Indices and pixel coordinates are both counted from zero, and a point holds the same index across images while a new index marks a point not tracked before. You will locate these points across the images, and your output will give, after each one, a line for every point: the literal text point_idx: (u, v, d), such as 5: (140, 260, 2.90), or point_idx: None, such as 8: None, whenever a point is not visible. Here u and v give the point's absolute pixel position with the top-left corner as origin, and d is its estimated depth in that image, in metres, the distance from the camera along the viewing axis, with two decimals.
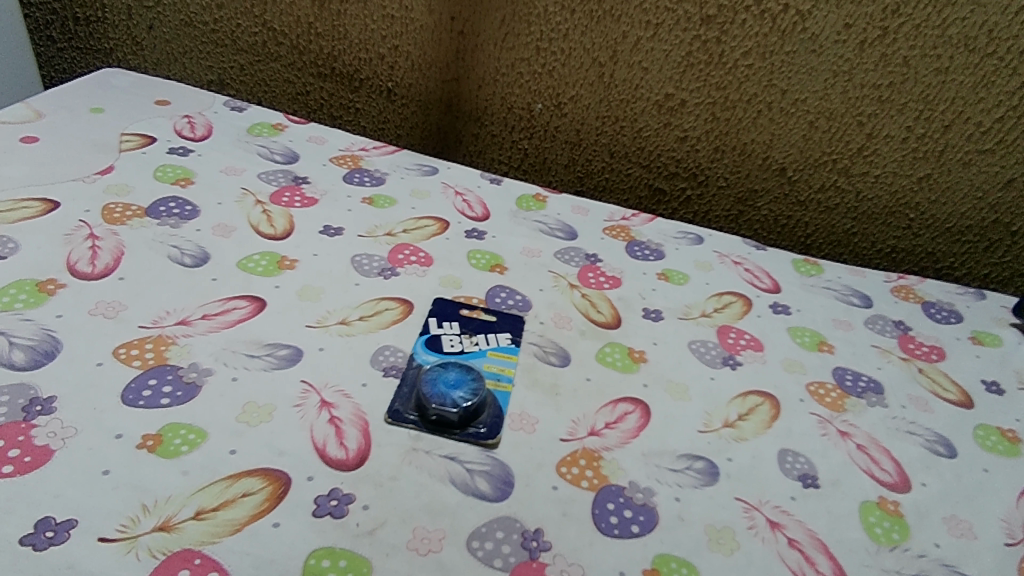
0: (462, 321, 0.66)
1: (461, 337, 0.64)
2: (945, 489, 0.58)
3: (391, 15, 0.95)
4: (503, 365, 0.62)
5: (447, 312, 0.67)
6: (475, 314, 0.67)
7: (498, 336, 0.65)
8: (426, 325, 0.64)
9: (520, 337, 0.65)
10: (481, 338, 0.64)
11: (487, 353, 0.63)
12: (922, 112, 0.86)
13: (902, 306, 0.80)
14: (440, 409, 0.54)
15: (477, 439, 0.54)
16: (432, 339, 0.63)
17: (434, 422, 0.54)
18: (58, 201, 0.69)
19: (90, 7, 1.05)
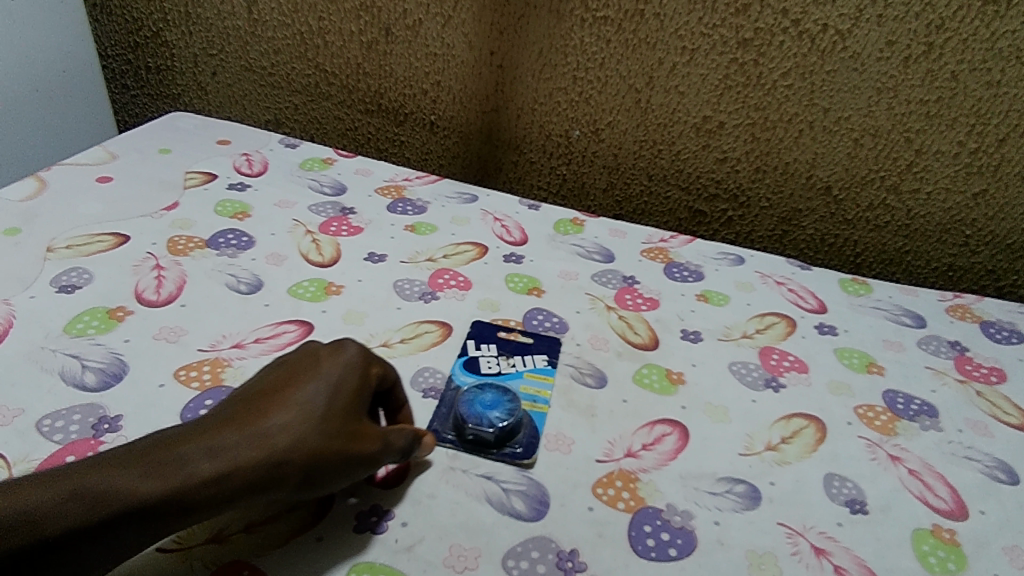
0: (500, 343, 0.67)
1: (499, 359, 0.65)
2: (1007, 518, 0.55)
3: (433, 52, 0.99)
4: (539, 386, 0.62)
5: (484, 334, 0.68)
6: (512, 336, 0.68)
7: (535, 358, 0.66)
8: (464, 346, 0.66)
9: (556, 359, 0.66)
10: (517, 360, 0.65)
11: (524, 374, 0.64)
12: (973, 127, 0.83)
13: (958, 326, 0.76)
14: (477, 428, 0.55)
15: (513, 458, 0.55)
16: (470, 360, 0.65)
17: (471, 441, 0.55)
18: (128, 234, 0.75)
19: (161, 57, 1.14)
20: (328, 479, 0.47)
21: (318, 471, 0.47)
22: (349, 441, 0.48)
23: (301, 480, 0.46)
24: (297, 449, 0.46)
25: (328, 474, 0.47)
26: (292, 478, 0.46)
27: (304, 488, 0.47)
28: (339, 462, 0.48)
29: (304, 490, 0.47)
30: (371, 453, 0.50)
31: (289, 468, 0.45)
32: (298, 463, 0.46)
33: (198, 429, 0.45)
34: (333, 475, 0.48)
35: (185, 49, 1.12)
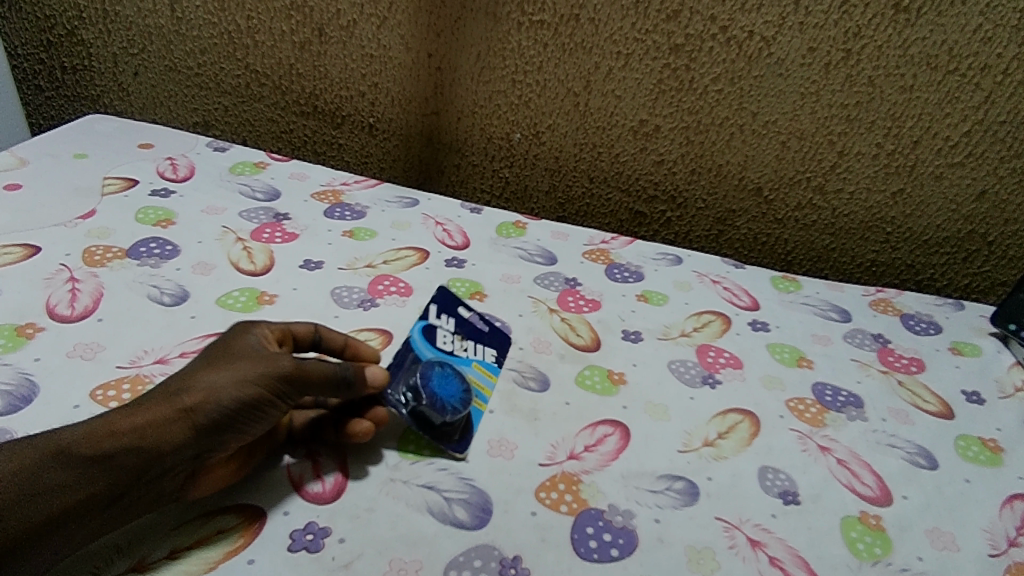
0: (458, 320, 0.67)
1: (453, 338, 0.65)
2: (926, 501, 0.57)
3: (370, 54, 0.97)
4: (485, 382, 0.62)
5: (448, 303, 0.68)
6: (471, 320, 0.69)
7: (485, 351, 0.65)
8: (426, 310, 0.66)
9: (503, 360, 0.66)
10: (470, 346, 0.65)
11: (472, 363, 0.63)
12: (890, 130, 0.88)
13: (881, 319, 0.80)
14: (426, 407, 0.55)
15: (448, 446, 0.55)
16: (427, 326, 0.64)
17: (416, 414, 0.55)
18: (39, 245, 0.70)
19: (77, 56, 1.07)
20: (252, 391, 0.48)
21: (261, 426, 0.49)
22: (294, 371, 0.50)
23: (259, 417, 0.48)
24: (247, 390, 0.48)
25: (248, 386, 0.48)
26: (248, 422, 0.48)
27: (233, 406, 0.47)
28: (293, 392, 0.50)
29: (236, 420, 0.47)
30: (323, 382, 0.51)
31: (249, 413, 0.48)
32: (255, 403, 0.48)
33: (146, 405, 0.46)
34: (255, 386, 0.48)
35: (103, 47, 1.06)
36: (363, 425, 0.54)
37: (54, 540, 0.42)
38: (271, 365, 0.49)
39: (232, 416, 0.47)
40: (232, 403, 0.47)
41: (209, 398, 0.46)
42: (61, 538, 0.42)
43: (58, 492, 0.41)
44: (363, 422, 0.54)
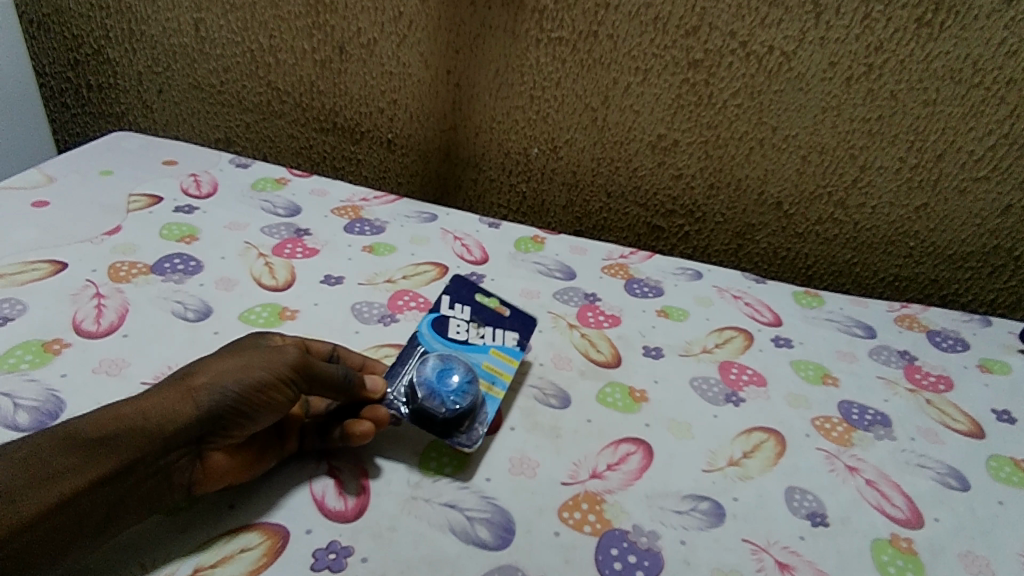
0: (473, 307, 0.68)
1: (468, 326, 0.66)
2: (959, 524, 0.56)
3: (389, 71, 0.98)
4: (500, 366, 0.63)
5: (461, 294, 0.69)
6: (490, 305, 0.69)
7: (504, 335, 0.66)
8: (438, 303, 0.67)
9: (524, 343, 0.66)
10: (488, 333, 0.66)
11: (489, 349, 0.64)
12: (913, 143, 0.87)
13: (907, 335, 0.79)
14: (425, 400, 0.55)
15: (454, 439, 0.55)
16: (438, 319, 0.66)
17: (416, 412, 0.56)
18: (66, 261, 0.71)
19: (103, 75, 1.10)
20: (257, 373, 0.49)
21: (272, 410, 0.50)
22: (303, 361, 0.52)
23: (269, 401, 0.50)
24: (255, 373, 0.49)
25: (253, 369, 0.49)
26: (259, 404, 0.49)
27: (237, 386, 0.48)
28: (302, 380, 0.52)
29: (242, 403, 0.48)
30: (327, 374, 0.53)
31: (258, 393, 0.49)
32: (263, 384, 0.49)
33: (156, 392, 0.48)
34: (260, 368, 0.49)
35: (129, 66, 1.08)
36: (364, 427, 0.54)
37: (70, 523, 0.42)
38: (276, 353, 0.51)
39: (238, 398, 0.48)
40: (237, 384, 0.48)
41: (215, 379, 0.48)
42: (73, 523, 0.43)
43: (66, 475, 0.42)
44: (365, 424, 0.55)
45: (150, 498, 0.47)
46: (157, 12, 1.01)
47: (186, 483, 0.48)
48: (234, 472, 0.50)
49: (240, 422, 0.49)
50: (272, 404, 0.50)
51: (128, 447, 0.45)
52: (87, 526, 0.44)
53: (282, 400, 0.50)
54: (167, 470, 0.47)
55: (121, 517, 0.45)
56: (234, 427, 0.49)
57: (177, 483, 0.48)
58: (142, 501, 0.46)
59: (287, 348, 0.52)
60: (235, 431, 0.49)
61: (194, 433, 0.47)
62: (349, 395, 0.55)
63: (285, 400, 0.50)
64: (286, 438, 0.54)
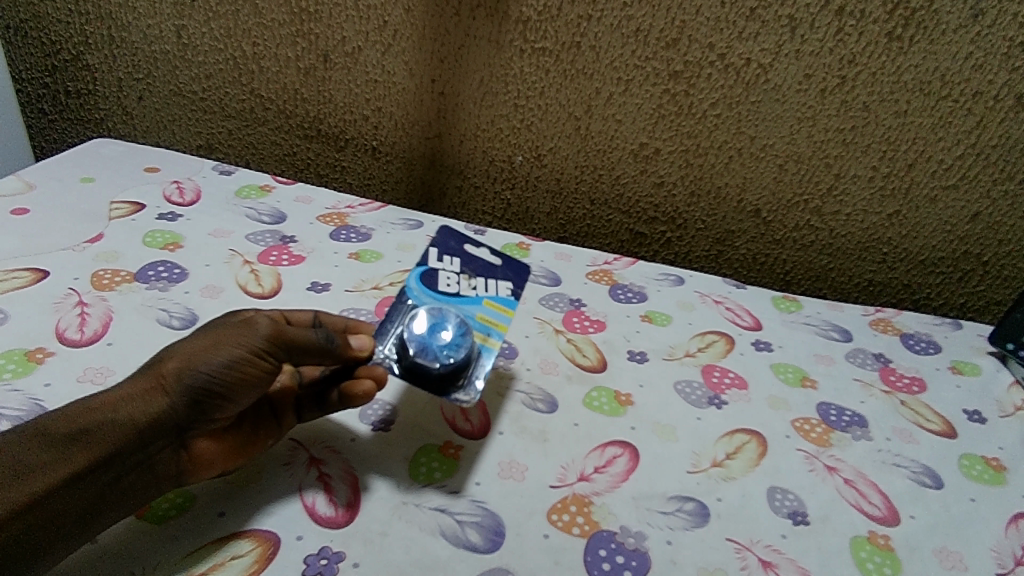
0: (463, 259, 0.69)
1: (459, 278, 0.67)
2: (933, 521, 0.58)
3: (374, 80, 0.98)
4: (494, 316, 0.63)
5: (451, 248, 0.70)
6: (481, 257, 0.70)
7: (497, 286, 0.67)
8: (427, 255, 0.68)
9: (517, 291, 0.67)
10: (478, 284, 0.67)
11: (483, 301, 0.65)
12: (885, 153, 0.90)
13: (881, 338, 0.81)
14: (418, 360, 0.56)
15: (451, 395, 0.56)
16: (427, 272, 0.66)
17: (410, 370, 0.56)
18: (48, 269, 0.71)
19: (82, 81, 1.09)
20: (228, 350, 0.49)
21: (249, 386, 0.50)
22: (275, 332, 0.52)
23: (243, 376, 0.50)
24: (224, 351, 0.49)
25: (223, 347, 0.49)
26: (234, 382, 0.49)
27: (208, 366, 0.48)
28: (277, 352, 0.51)
29: (215, 382, 0.48)
30: (304, 342, 0.53)
31: (230, 371, 0.49)
32: (234, 360, 0.49)
33: (130, 383, 0.48)
34: (230, 346, 0.49)
35: (108, 72, 1.07)
36: (364, 386, 0.56)
37: (49, 521, 0.43)
38: (247, 329, 0.51)
39: (209, 379, 0.48)
40: (207, 365, 0.48)
41: (186, 361, 0.49)
42: (53, 519, 0.43)
43: (41, 470, 0.43)
44: (366, 382, 0.57)
45: (134, 492, 0.47)
46: (138, 18, 1.00)
47: (173, 472, 0.49)
48: (223, 455, 0.51)
49: (219, 402, 0.49)
50: (248, 379, 0.50)
51: (102, 439, 0.45)
52: (69, 523, 0.44)
53: (258, 373, 0.50)
54: (148, 460, 0.47)
55: (103, 514, 0.46)
56: (213, 408, 0.49)
57: (164, 473, 0.48)
58: (125, 496, 0.47)
59: (258, 322, 0.52)
60: (215, 412, 0.50)
61: (170, 418, 0.48)
62: (336, 357, 0.55)
63: (262, 373, 0.51)
64: (280, 416, 0.56)
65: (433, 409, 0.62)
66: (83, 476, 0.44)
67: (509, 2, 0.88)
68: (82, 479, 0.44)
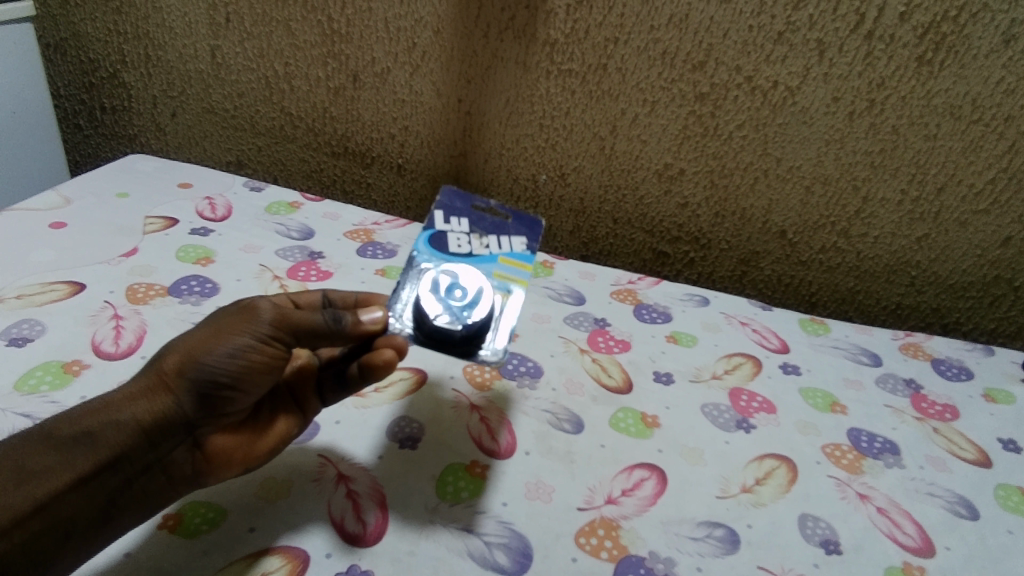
0: (471, 220, 0.70)
1: (470, 238, 0.68)
2: (970, 553, 0.57)
3: (401, 99, 1.00)
4: (510, 272, 0.65)
5: (458, 211, 0.71)
6: (489, 217, 0.71)
7: (510, 243, 0.69)
8: (434, 219, 0.69)
9: (531, 246, 0.69)
10: (491, 242, 0.68)
11: (498, 258, 0.66)
12: (914, 176, 0.89)
13: (911, 363, 0.80)
14: (440, 323, 0.54)
15: (478, 356, 0.55)
16: (436, 235, 0.67)
17: (431, 336, 0.54)
18: (84, 282, 0.72)
19: (117, 98, 1.12)
20: (231, 339, 0.50)
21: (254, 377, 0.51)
22: (279, 318, 0.52)
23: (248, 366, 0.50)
24: (226, 342, 0.50)
25: (225, 337, 0.50)
26: (239, 372, 0.50)
27: (212, 357, 0.49)
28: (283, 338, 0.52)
29: (219, 373, 0.49)
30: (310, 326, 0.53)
31: (234, 363, 0.50)
32: (237, 351, 0.50)
33: (137, 381, 0.50)
34: (232, 335, 0.50)
35: (143, 90, 1.10)
36: (385, 355, 0.53)
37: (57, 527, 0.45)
38: (249, 316, 0.51)
39: (213, 371, 0.49)
40: (210, 357, 0.49)
41: (189, 354, 0.50)
42: (61, 524, 0.45)
43: (48, 473, 0.45)
44: (388, 351, 0.53)
45: (147, 496, 0.48)
46: (174, 38, 1.03)
47: (189, 473, 0.50)
48: (241, 450, 0.52)
49: (226, 393, 0.50)
50: (253, 367, 0.50)
51: (105, 441, 0.47)
52: (78, 527, 0.45)
53: (264, 360, 0.51)
54: (157, 461, 0.48)
55: (117, 517, 0.47)
56: (221, 400, 0.50)
57: (180, 475, 0.50)
58: (137, 500, 0.48)
59: (260, 308, 0.52)
60: (224, 405, 0.51)
61: (179, 414, 0.49)
62: (346, 337, 0.54)
63: (269, 360, 0.51)
64: (304, 406, 0.57)
65: (460, 428, 0.62)
66: (89, 479, 0.46)
67: (537, 25, 0.89)
68: (88, 483, 0.46)
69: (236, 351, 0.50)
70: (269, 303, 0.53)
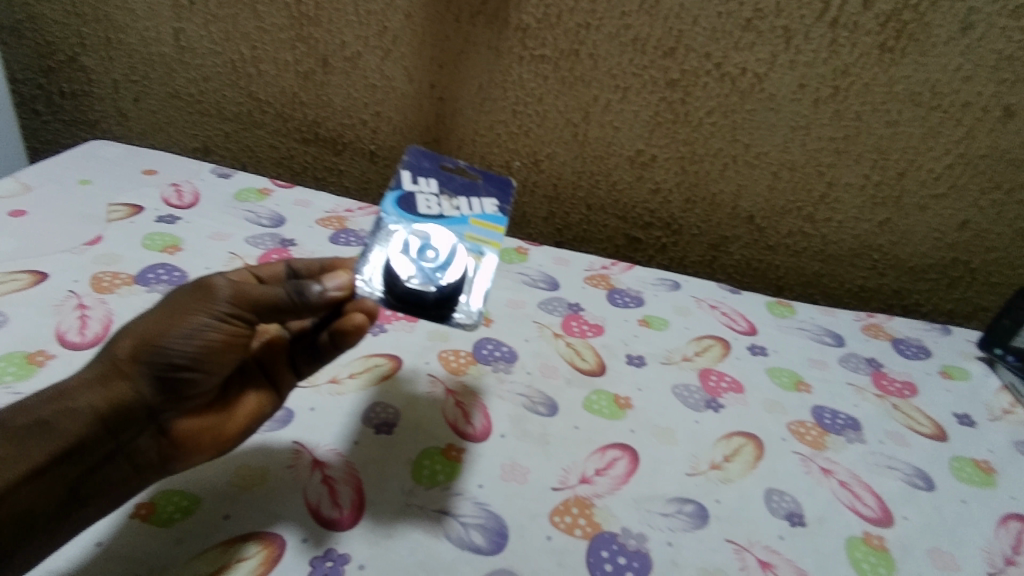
0: (441, 181, 0.69)
1: (439, 199, 0.66)
2: (926, 522, 0.59)
3: (373, 84, 0.99)
4: (482, 234, 0.63)
5: (426, 171, 0.69)
6: (458, 179, 0.70)
7: (481, 205, 0.67)
8: (402, 180, 0.67)
9: (502, 208, 0.68)
10: (462, 204, 0.67)
11: (469, 221, 0.65)
12: (876, 162, 0.91)
13: (873, 343, 0.83)
14: (412, 285, 0.53)
15: (452, 320, 0.55)
16: (404, 196, 0.65)
17: (403, 299, 0.53)
18: (47, 271, 0.70)
19: (77, 82, 1.08)
20: (187, 320, 0.49)
21: (215, 357, 0.51)
22: (235, 296, 0.51)
23: (207, 345, 0.50)
24: (182, 324, 0.49)
25: (181, 318, 0.49)
26: (199, 353, 0.50)
27: (167, 339, 0.49)
28: (243, 315, 0.51)
29: (178, 355, 0.49)
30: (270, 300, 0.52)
31: (193, 343, 0.49)
32: (195, 332, 0.49)
33: (93, 368, 0.49)
34: (188, 315, 0.50)
35: (104, 74, 1.06)
36: (355, 320, 0.54)
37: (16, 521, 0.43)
38: (205, 295, 0.51)
39: (171, 353, 0.49)
40: (167, 341, 0.49)
41: (143, 338, 0.49)
42: (17, 517, 0.43)
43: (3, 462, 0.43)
44: (358, 316, 0.54)
45: (111, 485, 0.48)
46: (136, 20, 1.00)
47: (155, 459, 0.50)
48: (210, 431, 0.53)
49: (187, 375, 0.50)
50: (214, 346, 0.50)
51: (65, 430, 0.46)
52: (40, 519, 0.44)
53: (224, 338, 0.51)
54: (120, 448, 0.49)
55: (82, 506, 0.46)
56: (181, 382, 0.50)
57: (144, 463, 0.50)
58: (103, 489, 0.47)
59: (216, 286, 0.51)
60: (186, 388, 0.51)
61: (139, 399, 0.49)
62: (313, 308, 0.53)
63: (229, 337, 0.51)
64: (276, 382, 0.58)
65: (436, 413, 0.62)
66: (49, 469, 0.45)
67: (509, 9, 0.88)
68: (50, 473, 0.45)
69: (193, 332, 0.49)
70: (225, 280, 0.52)
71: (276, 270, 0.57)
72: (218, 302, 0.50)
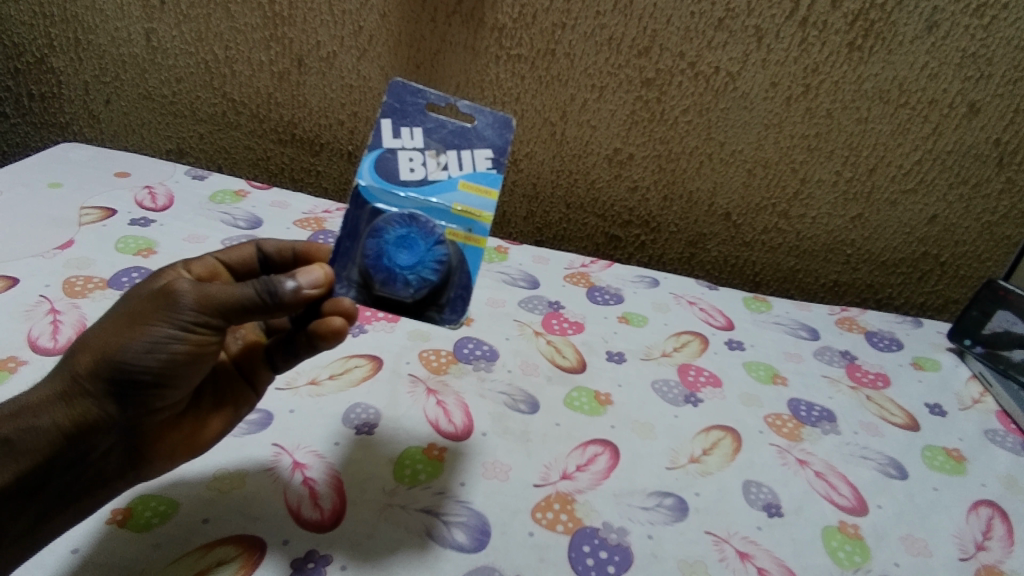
0: (427, 129, 0.60)
1: (424, 156, 0.59)
2: (899, 510, 0.61)
3: (349, 84, 0.98)
4: (473, 203, 0.58)
5: (410, 116, 0.60)
6: (449, 121, 0.61)
7: (472, 159, 0.59)
8: (382, 133, 0.59)
9: (497, 161, 0.60)
10: (450, 160, 0.59)
11: (457, 183, 0.58)
12: (847, 159, 0.93)
13: (847, 336, 0.85)
14: (387, 292, 0.54)
15: (433, 320, 0.55)
16: (384, 159, 0.58)
17: (381, 302, 0.54)
18: (18, 277, 0.69)
19: (46, 83, 1.06)
20: (148, 332, 0.47)
21: (180, 371, 0.49)
22: (196, 305, 0.48)
23: (170, 360, 0.48)
24: (141, 339, 0.47)
25: (142, 329, 0.47)
26: (161, 369, 0.48)
27: (128, 354, 0.47)
28: (206, 323, 0.48)
29: (138, 371, 0.47)
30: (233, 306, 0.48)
31: (154, 359, 0.47)
32: (156, 347, 0.47)
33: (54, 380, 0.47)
34: (147, 327, 0.47)
35: (74, 76, 1.04)
36: (334, 323, 0.52)
37: None
38: (164, 304, 0.47)
39: (132, 368, 0.47)
40: (126, 357, 0.47)
41: (103, 352, 0.47)
42: None
43: None
44: (336, 319, 0.53)
45: (82, 495, 0.48)
46: (106, 21, 0.98)
47: (124, 470, 0.50)
48: (184, 442, 0.53)
49: (152, 389, 0.49)
50: (179, 359, 0.48)
51: (29, 449, 0.45)
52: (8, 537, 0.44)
53: (189, 349, 0.48)
54: (90, 464, 0.48)
55: (49, 521, 0.46)
56: (147, 396, 0.49)
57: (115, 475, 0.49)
58: (73, 502, 0.47)
59: (177, 291, 0.48)
60: (152, 401, 0.49)
61: (105, 415, 0.47)
62: (287, 306, 0.49)
63: (195, 347, 0.49)
64: (254, 383, 0.58)
65: (417, 413, 0.62)
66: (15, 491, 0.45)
67: (485, 10, 0.89)
68: (17, 487, 0.45)
69: (154, 350, 0.47)
70: (187, 284, 0.48)
71: (246, 253, 0.58)
72: (178, 312, 0.47)
